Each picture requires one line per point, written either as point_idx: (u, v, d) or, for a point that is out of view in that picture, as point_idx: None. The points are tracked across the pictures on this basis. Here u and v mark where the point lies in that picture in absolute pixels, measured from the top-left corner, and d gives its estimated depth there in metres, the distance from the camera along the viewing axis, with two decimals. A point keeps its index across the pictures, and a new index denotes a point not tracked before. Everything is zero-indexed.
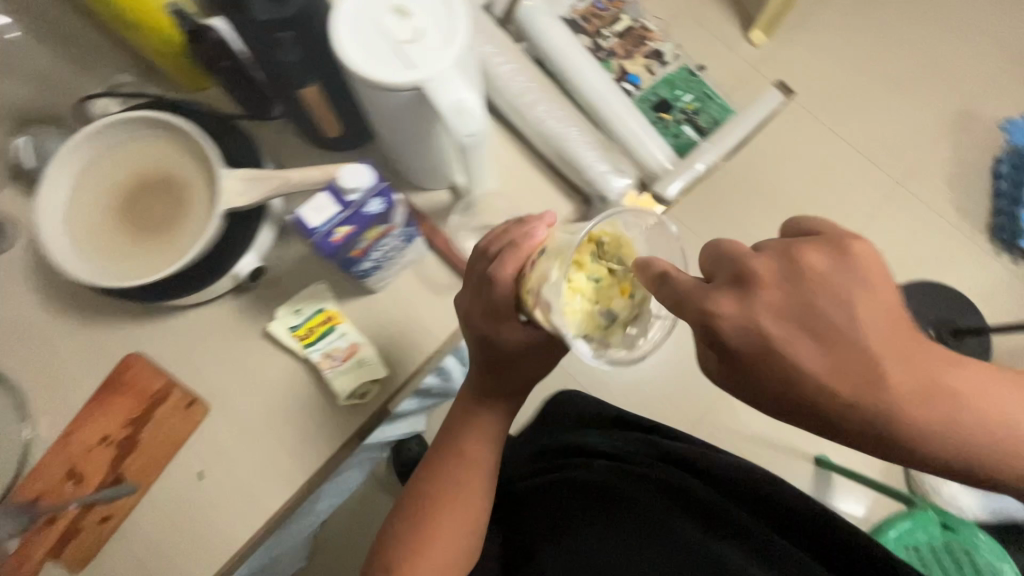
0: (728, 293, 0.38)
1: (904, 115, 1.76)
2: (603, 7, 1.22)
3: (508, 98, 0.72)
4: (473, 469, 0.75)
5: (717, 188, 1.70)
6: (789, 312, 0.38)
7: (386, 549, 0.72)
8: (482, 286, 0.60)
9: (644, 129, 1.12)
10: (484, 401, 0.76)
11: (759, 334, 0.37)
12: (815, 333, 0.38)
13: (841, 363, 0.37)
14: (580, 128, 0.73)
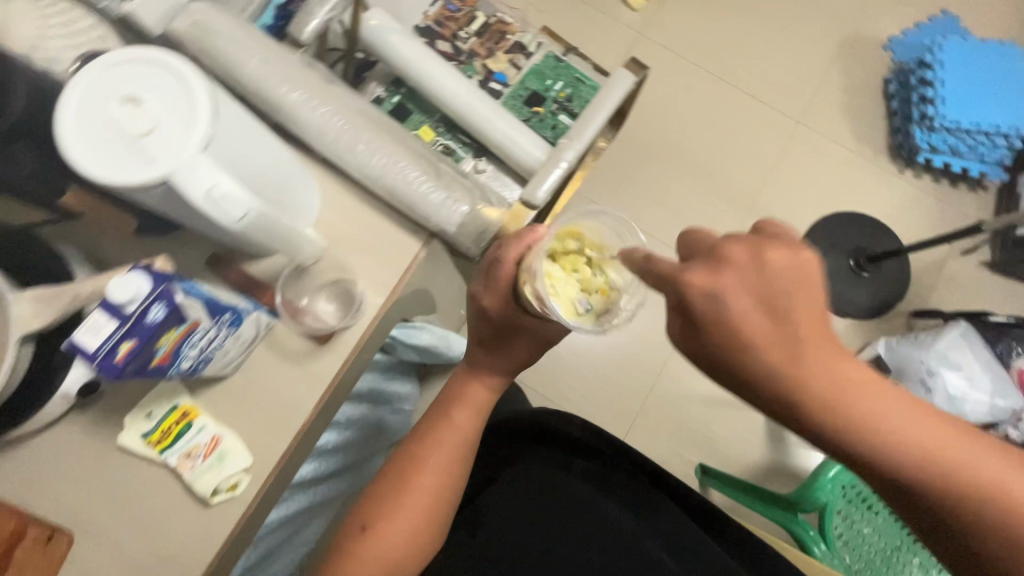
0: (732, 274, 0.48)
1: (794, 54, 1.77)
2: (455, 9, 1.20)
3: (327, 144, 0.68)
4: (456, 436, 0.82)
5: (626, 161, 1.70)
6: (789, 310, 0.48)
7: (364, 508, 0.79)
8: (493, 266, 0.75)
9: (514, 129, 1.08)
10: (476, 374, 0.85)
11: (743, 320, 0.48)
12: (769, 312, 0.48)
13: (797, 352, 0.49)
14: (409, 161, 0.69)
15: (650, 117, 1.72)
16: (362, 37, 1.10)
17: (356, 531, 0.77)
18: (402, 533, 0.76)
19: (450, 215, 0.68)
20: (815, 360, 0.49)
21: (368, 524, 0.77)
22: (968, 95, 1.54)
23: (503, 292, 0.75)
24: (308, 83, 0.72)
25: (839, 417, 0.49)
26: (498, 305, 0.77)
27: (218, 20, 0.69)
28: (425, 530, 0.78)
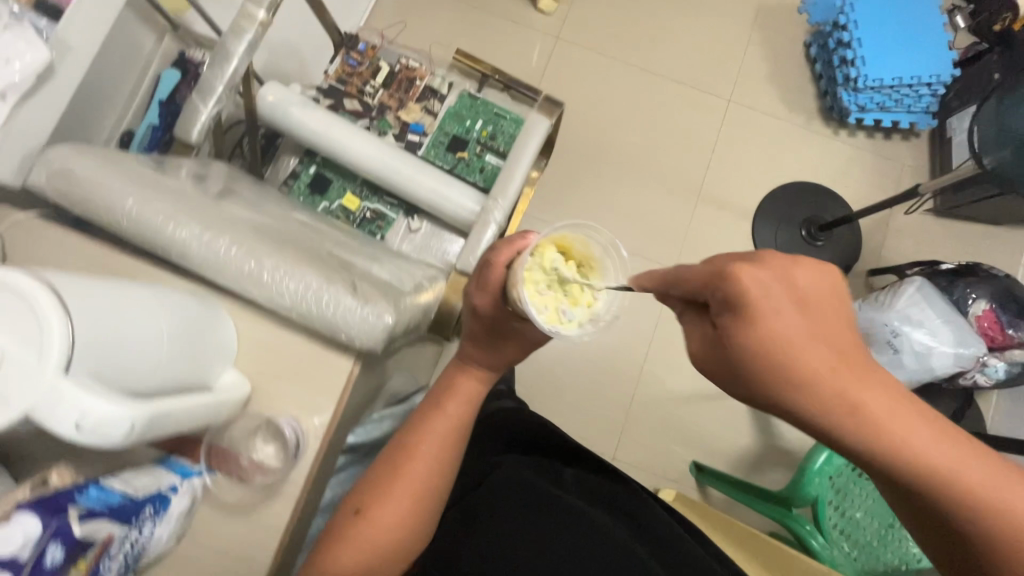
0: (775, 284, 0.42)
1: (712, 31, 1.75)
2: (356, 64, 1.13)
3: (231, 279, 0.62)
4: (448, 430, 0.75)
5: (566, 171, 1.65)
6: (832, 320, 0.42)
7: (361, 491, 0.73)
8: (485, 267, 0.69)
9: (439, 184, 1.02)
10: (465, 362, 0.78)
11: (789, 335, 0.42)
12: (811, 332, 0.42)
13: (845, 372, 0.42)
14: (324, 281, 0.63)
15: (582, 122, 1.68)
16: (262, 115, 1.03)
17: (351, 516, 0.71)
18: (393, 521, 0.70)
19: (377, 330, 0.62)
20: (869, 387, 0.42)
21: (362, 510, 0.70)
22: (889, 51, 1.52)
23: (493, 290, 0.69)
24: (202, 211, 0.66)
25: (895, 456, 0.43)
26: (486, 304, 0.69)
27: (87, 164, 0.63)
28: (416, 522, 0.72)
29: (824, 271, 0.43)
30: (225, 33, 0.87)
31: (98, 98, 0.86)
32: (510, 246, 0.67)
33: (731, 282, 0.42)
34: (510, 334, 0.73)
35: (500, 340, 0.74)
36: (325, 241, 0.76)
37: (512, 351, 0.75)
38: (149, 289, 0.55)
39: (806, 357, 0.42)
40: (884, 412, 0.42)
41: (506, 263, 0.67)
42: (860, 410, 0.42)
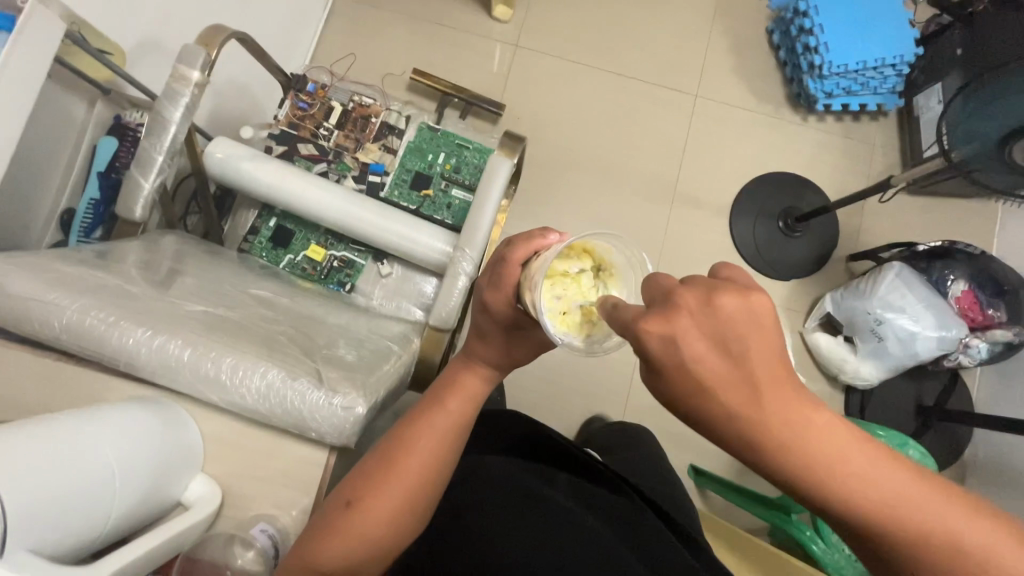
0: (694, 325, 0.35)
1: (675, 22, 1.69)
2: (307, 106, 1.08)
3: (191, 382, 0.59)
4: (453, 422, 0.60)
5: (538, 183, 1.56)
6: (762, 355, 0.36)
7: (350, 479, 0.59)
8: (500, 263, 0.55)
9: (406, 229, 0.97)
10: (473, 360, 0.62)
11: (716, 372, 0.36)
12: (740, 363, 0.36)
13: (774, 404, 0.36)
14: (289, 374, 0.59)
15: (549, 126, 1.59)
16: (210, 172, 0.97)
17: (340, 506, 0.57)
18: (388, 515, 0.57)
19: (349, 420, 0.59)
20: (804, 422, 0.36)
21: (355, 500, 0.57)
22: (850, 34, 1.48)
23: (508, 289, 0.55)
24: (152, 310, 0.62)
25: (853, 498, 0.37)
26: (499, 302, 0.56)
27: (22, 277, 0.59)
28: (413, 518, 0.59)
29: (751, 301, 0.36)
30: (160, 97, 0.82)
31: (28, 181, 0.81)
32: (526, 242, 0.53)
33: (643, 330, 0.35)
34: (529, 335, 0.59)
35: (513, 339, 0.59)
36: (289, 326, 0.71)
37: (518, 355, 0.62)
38: (107, 418, 0.53)
39: (735, 394, 0.36)
40: (819, 449, 0.37)
41: (523, 261, 0.53)
42: (795, 449, 0.36)
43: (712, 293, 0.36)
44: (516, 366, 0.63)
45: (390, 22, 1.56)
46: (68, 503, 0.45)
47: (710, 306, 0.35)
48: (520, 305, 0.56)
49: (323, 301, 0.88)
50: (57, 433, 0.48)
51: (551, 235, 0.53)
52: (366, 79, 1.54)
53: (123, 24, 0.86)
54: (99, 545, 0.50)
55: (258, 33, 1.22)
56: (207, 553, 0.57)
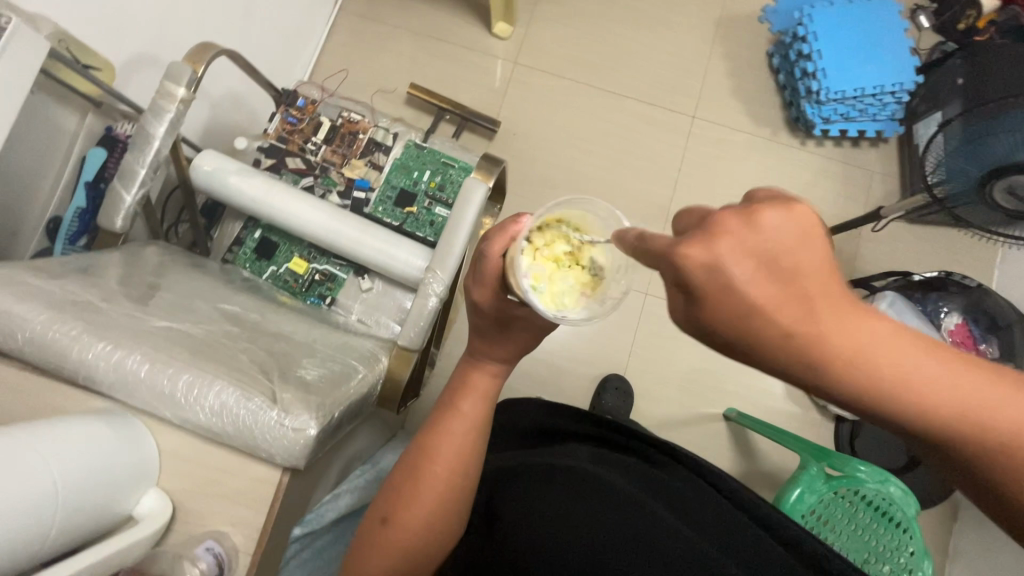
0: (734, 244, 0.29)
1: (681, 32, 1.60)
2: (296, 120, 1.11)
3: (147, 397, 0.61)
4: (469, 425, 0.60)
5: (528, 200, 1.50)
6: (808, 269, 0.29)
7: (381, 495, 0.61)
8: (479, 260, 0.53)
9: (387, 245, 0.98)
10: (476, 356, 0.60)
11: (774, 291, 0.29)
12: (778, 283, 0.29)
13: (838, 330, 0.29)
14: (243, 394, 0.61)
15: (541, 139, 1.53)
16: (197, 184, 0.99)
17: (375, 523, 0.59)
18: (422, 524, 0.57)
19: (297, 440, 0.60)
20: (884, 342, 0.30)
21: (389, 516, 0.58)
22: (855, 58, 1.41)
23: (493, 282, 0.53)
24: (117, 325, 0.64)
25: (918, 421, 0.31)
26: (489, 299, 0.54)
27: None
28: (449, 520, 0.59)
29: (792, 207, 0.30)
30: (146, 113, 0.84)
31: (17, 189, 0.83)
32: (500, 232, 0.51)
33: (679, 255, 0.30)
34: (520, 323, 0.56)
35: (509, 332, 0.57)
36: (251, 344, 0.73)
37: (524, 344, 0.58)
38: (60, 430, 0.54)
39: (787, 324, 0.29)
40: (904, 372, 0.30)
41: (502, 253, 0.52)
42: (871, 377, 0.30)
43: (747, 211, 0.30)
44: (523, 356, 0.59)
45: (392, 37, 1.56)
46: (11, 515, 0.46)
47: (748, 220, 0.29)
48: (509, 296, 0.53)
49: (297, 318, 0.90)
50: (5, 445, 0.49)
51: (523, 219, 0.52)
52: (361, 93, 1.53)
53: (115, 41, 0.87)
54: (45, 557, 0.50)
55: (254, 49, 1.23)
56: (155, 567, 0.58)
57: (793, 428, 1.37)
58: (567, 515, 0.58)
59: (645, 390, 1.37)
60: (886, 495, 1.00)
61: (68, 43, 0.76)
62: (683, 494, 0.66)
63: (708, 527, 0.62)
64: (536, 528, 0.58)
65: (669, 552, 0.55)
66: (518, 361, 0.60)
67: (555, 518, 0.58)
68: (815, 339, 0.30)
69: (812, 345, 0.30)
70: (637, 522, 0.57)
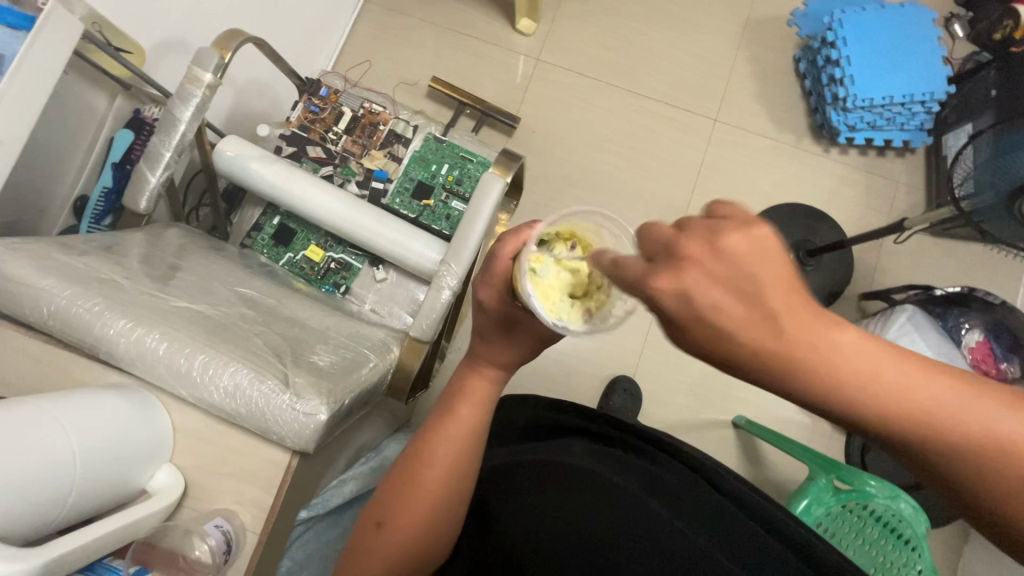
0: (701, 273, 0.30)
1: (707, 34, 1.58)
2: (319, 110, 1.12)
3: (164, 375, 0.62)
4: (468, 430, 0.58)
5: (544, 196, 1.49)
6: (763, 292, 0.29)
7: (377, 497, 0.60)
8: (488, 258, 0.52)
9: (402, 237, 0.99)
10: (478, 363, 0.60)
11: (744, 322, 0.30)
12: (744, 305, 0.30)
13: (813, 339, 0.30)
14: (257, 376, 0.62)
15: (560, 137, 1.52)
16: (219, 169, 1.00)
17: (370, 526, 0.58)
18: (418, 528, 0.57)
19: (307, 424, 0.61)
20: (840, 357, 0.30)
21: (384, 519, 0.58)
22: (886, 66, 1.38)
23: (499, 283, 0.52)
24: (138, 303, 0.66)
25: (897, 427, 0.32)
26: (494, 300, 0.53)
27: (22, 265, 0.63)
28: (445, 522, 0.59)
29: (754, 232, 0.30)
30: (174, 97, 0.85)
31: (46, 167, 0.86)
32: (514, 236, 0.51)
33: (649, 281, 0.30)
34: (524, 329, 0.55)
35: (511, 336, 0.56)
36: (266, 328, 0.74)
37: (523, 356, 0.58)
38: (80, 403, 0.55)
39: (761, 344, 0.30)
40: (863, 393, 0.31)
41: (511, 255, 0.51)
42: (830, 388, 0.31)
43: (712, 232, 0.30)
44: (524, 364, 0.59)
45: (416, 30, 1.57)
46: (29, 482, 0.47)
47: (717, 236, 0.30)
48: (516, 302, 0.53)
49: (312, 305, 0.91)
50: (27, 414, 0.50)
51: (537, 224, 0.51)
52: (382, 85, 1.54)
53: (145, 25, 0.89)
54: (62, 525, 0.52)
55: (280, 38, 1.24)
56: (164, 540, 0.59)
57: (802, 439, 1.35)
58: (564, 513, 0.59)
59: (654, 393, 1.36)
60: (895, 512, 0.97)
61: (101, 26, 0.78)
62: (677, 488, 0.65)
63: (699, 522, 0.62)
64: (534, 525, 0.59)
65: (665, 555, 0.56)
66: (519, 368, 0.60)
67: (553, 516, 0.59)
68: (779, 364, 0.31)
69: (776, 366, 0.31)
70: (633, 527, 0.58)
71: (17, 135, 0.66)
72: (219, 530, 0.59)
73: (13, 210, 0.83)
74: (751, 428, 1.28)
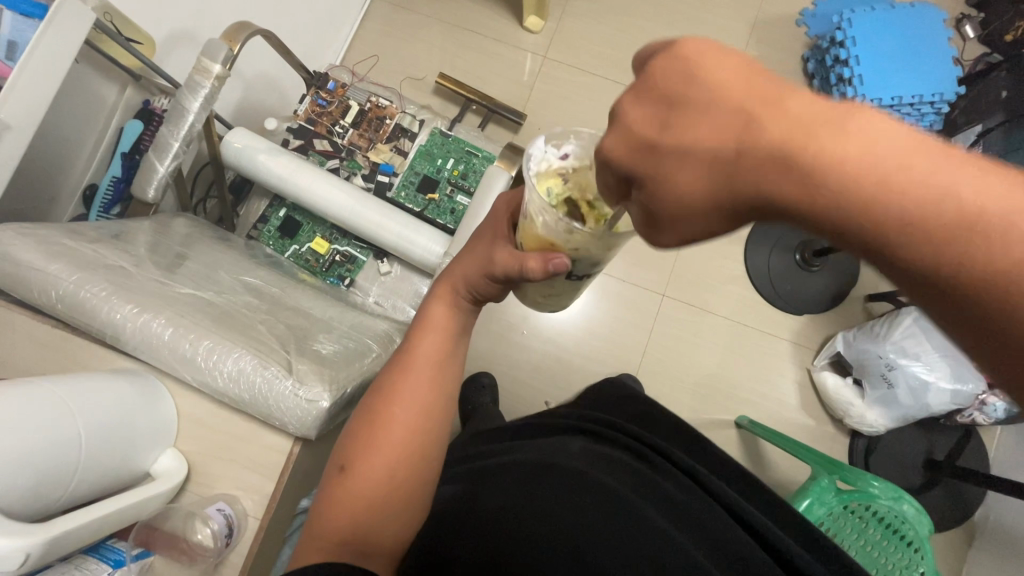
0: (642, 104, 0.31)
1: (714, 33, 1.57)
2: (325, 103, 1.12)
3: (168, 360, 0.63)
4: (431, 361, 0.58)
5: None
6: (716, 101, 0.30)
7: (341, 445, 0.58)
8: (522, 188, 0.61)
9: (405, 229, 0.99)
10: (444, 291, 0.60)
11: (663, 142, 0.31)
12: (697, 121, 0.30)
13: (789, 131, 0.28)
14: (261, 362, 0.62)
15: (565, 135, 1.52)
16: (227, 160, 1.01)
17: (334, 474, 0.56)
18: (383, 474, 0.55)
19: (309, 409, 0.61)
20: (770, 159, 0.29)
21: (348, 464, 0.56)
22: (898, 65, 1.35)
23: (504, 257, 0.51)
24: (144, 289, 0.67)
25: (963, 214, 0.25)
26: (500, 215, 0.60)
27: (32, 249, 0.64)
28: (411, 477, 0.55)
29: (681, 47, 0.30)
30: (183, 87, 0.86)
31: (56, 155, 0.87)
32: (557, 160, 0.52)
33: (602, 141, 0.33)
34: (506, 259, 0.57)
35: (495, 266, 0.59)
36: (270, 316, 0.75)
37: (477, 281, 0.57)
38: (85, 385, 0.56)
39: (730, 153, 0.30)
40: (803, 188, 0.28)
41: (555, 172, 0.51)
42: (768, 194, 0.30)
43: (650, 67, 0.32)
44: (489, 302, 0.60)
45: (424, 27, 1.58)
46: (36, 459, 0.48)
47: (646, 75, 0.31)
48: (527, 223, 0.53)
49: (315, 295, 0.92)
50: (35, 393, 0.51)
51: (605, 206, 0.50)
52: (390, 81, 1.55)
53: (154, 17, 0.90)
54: (67, 504, 0.53)
55: (288, 32, 1.25)
56: (167, 523, 0.60)
57: (805, 439, 1.34)
58: (552, 511, 0.56)
59: (656, 392, 1.36)
60: (898, 513, 0.98)
61: (111, 16, 0.78)
62: (674, 494, 0.62)
63: (694, 527, 0.59)
64: (519, 519, 0.56)
65: (649, 550, 0.54)
66: (485, 304, 0.61)
67: (539, 510, 0.57)
68: (712, 186, 0.31)
69: (708, 191, 0.31)
70: (618, 522, 0.56)
71: (29, 121, 0.67)
72: (222, 513, 0.60)
73: (23, 198, 0.84)
74: (754, 428, 1.28)
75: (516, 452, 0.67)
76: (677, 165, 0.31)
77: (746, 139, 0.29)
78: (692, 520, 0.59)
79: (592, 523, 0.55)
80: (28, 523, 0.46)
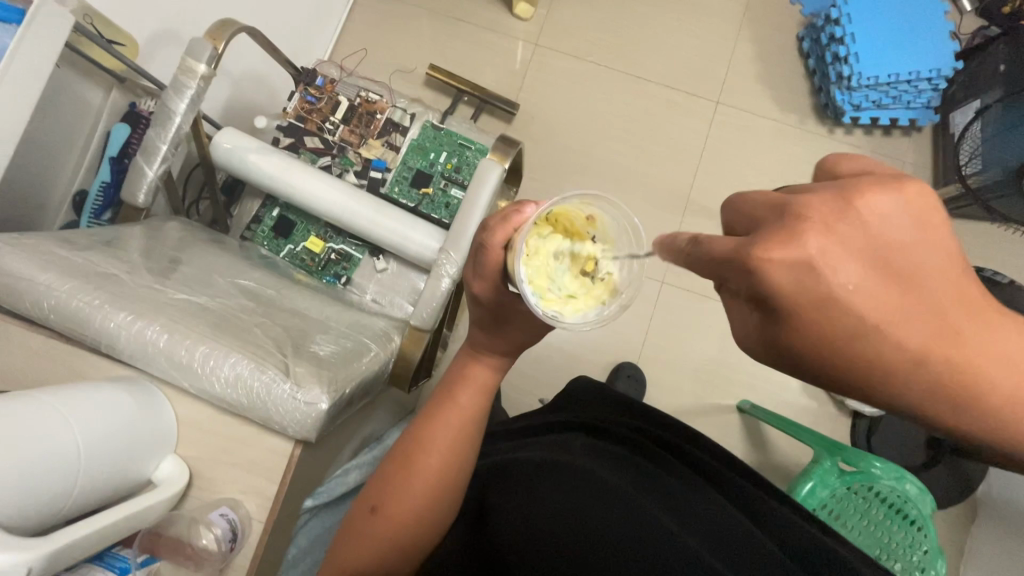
0: (819, 242, 0.27)
1: (708, 11, 1.52)
2: (314, 100, 1.11)
3: (167, 368, 0.63)
4: (468, 420, 0.56)
5: (545, 183, 1.46)
6: (900, 262, 0.27)
7: (373, 483, 0.58)
8: (479, 251, 0.48)
9: (401, 226, 0.98)
10: (478, 349, 0.56)
11: (773, 241, 0.27)
12: (851, 273, 0.27)
13: (932, 319, 0.28)
14: (257, 365, 0.62)
15: (559, 122, 1.50)
16: (216, 161, 1.00)
17: (365, 512, 0.56)
18: (412, 516, 0.55)
19: (303, 413, 0.61)
20: (853, 285, 0.27)
21: (378, 505, 0.56)
22: (895, 41, 1.32)
23: (492, 275, 0.48)
24: (138, 296, 0.66)
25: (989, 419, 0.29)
26: (490, 292, 0.49)
27: (19, 258, 0.63)
28: (437, 519, 0.56)
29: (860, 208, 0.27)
30: (167, 88, 0.85)
31: (44, 163, 0.86)
32: (503, 222, 0.45)
33: (758, 257, 0.27)
34: (524, 320, 0.51)
35: (511, 330, 0.53)
36: (266, 318, 0.75)
37: (505, 345, 0.55)
38: (85, 396, 0.56)
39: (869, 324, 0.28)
40: (873, 287, 0.27)
41: (504, 244, 0.46)
42: (850, 301, 0.27)
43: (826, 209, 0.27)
44: (524, 352, 0.56)
45: (413, 17, 1.55)
46: (36, 476, 0.48)
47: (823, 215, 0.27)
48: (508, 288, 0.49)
49: (313, 296, 0.91)
50: (28, 408, 0.50)
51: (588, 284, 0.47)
52: (380, 73, 1.53)
53: (136, 18, 0.88)
54: (68, 515, 0.52)
55: (272, 26, 1.22)
56: (171, 530, 0.60)
57: (807, 420, 1.34)
58: (557, 508, 0.56)
59: (658, 379, 1.36)
60: (900, 493, 0.98)
61: (92, 18, 0.77)
62: (678, 492, 0.62)
63: (700, 523, 0.57)
64: (527, 523, 0.56)
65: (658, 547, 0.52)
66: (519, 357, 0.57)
67: (547, 511, 0.56)
68: (801, 283, 0.27)
69: (805, 292, 0.27)
70: (624, 518, 0.55)
71: (12, 128, 0.66)
72: (224, 523, 0.60)
73: (15, 206, 0.84)
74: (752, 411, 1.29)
75: (522, 450, 0.67)
76: (781, 261, 0.27)
77: (786, 249, 0.27)
78: (700, 516, 0.58)
79: (600, 519, 0.54)
80: (33, 536, 0.46)
